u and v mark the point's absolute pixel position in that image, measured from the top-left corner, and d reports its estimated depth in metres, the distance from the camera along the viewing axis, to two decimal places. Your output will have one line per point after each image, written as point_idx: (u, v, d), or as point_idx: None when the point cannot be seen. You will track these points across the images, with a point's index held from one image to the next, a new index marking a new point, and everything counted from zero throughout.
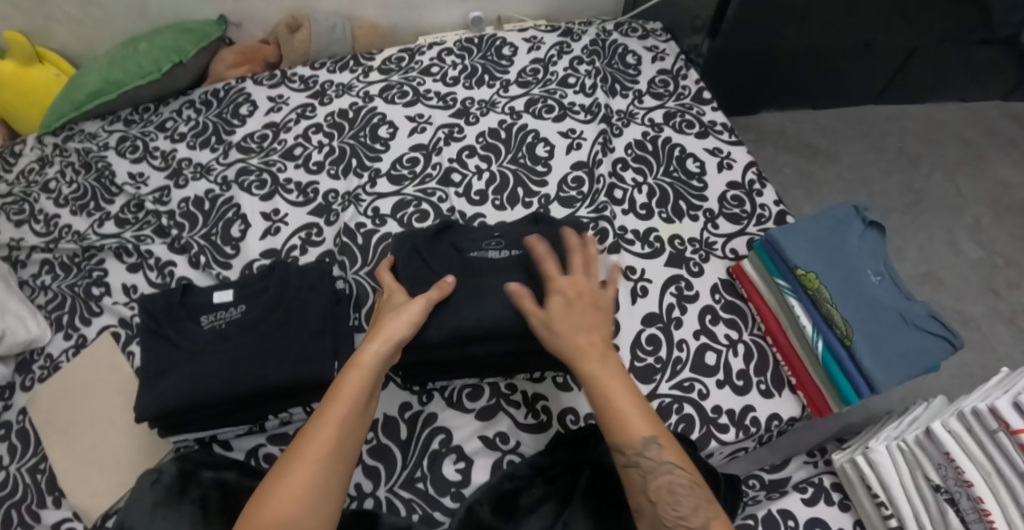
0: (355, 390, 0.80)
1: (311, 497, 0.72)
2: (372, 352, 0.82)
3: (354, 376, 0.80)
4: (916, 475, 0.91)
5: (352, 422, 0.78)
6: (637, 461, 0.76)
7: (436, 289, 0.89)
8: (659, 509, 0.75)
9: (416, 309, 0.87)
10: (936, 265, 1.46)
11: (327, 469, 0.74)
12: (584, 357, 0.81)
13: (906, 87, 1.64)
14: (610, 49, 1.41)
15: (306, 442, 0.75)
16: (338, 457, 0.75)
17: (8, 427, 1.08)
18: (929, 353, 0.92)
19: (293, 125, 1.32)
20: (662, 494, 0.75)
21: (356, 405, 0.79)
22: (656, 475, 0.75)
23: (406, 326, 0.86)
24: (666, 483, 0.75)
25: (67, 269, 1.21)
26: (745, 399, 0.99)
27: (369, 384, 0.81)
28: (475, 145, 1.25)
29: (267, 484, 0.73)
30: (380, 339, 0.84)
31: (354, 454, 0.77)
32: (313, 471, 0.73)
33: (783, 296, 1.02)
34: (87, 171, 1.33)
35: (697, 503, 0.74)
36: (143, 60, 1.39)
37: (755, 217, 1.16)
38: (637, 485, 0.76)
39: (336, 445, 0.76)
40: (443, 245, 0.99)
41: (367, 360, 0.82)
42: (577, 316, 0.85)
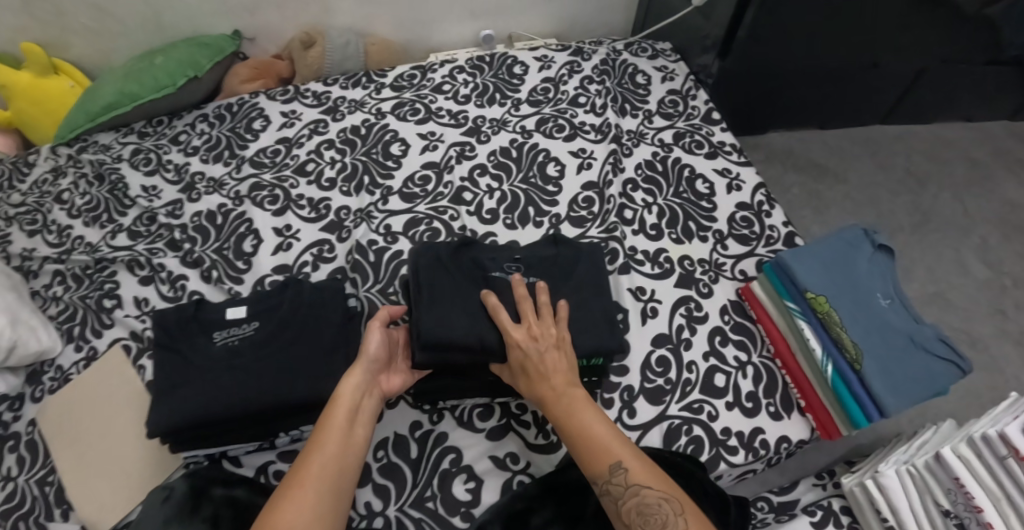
0: (340, 420, 0.83)
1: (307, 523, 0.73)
2: (351, 383, 0.86)
3: (337, 407, 0.84)
4: (926, 500, 0.91)
5: (340, 450, 0.80)
6: (605, 489, 0.79)
7: (383, 312, 0.96)
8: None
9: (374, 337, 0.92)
10: (944, 285, 1.46)
11: (320, 495, 0.75)
12: (551, 401, 0.85)
13: (913, 108, 1.65)
14: (620, 69, 1.43)
15: (298, 472, 0.77)
16: (331, 484, 0.77)
17: (16, 440, 1.08)
18: (940, 377, 0.93)
19: (306, 141, 1.33)
20: (632, 517, 0.76)
21: (342, 434, 0.81)
22: (625, 498, 0.77)
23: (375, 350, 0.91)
24: (634, 505, 0.77)
25: (78, 281, 1.22)
26: (755, 421, 0.99)
27: (351, 413, 0.84)
28: (486, 163, 1.26)
29: (264, 514, 0.73)
30: (359, 369, 0.88)
31: (347, 480, 0.79)
32: (307, 497, 0.75)
33: (792, 319, 1.02)
34: (100, 182, 1.34)
35: (665, 520, 0.75)
36: (158, 73, 1.41)
37: (764, 238, 1.17)
38: (611, 510, 0.79)
39: (329, 471, 0.78)
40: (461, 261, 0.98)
41: (347, 391, 0.85)
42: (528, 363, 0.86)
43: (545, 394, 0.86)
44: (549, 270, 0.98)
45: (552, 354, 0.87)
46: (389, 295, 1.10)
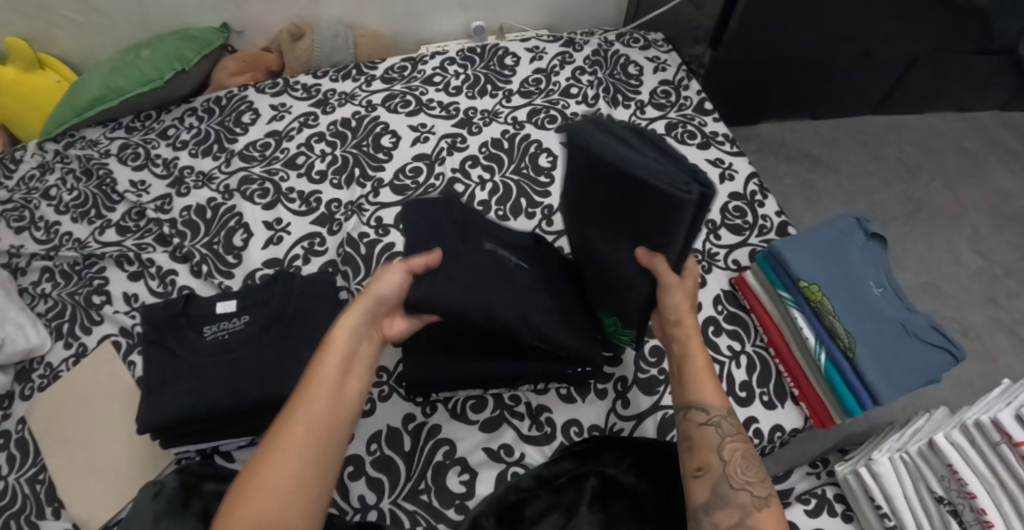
0: (330, 370, 0.79)
1: (292, 484, 0.71)
2: (346, 327, 0.83)
3: (330, 354, 0.80)
4: (919, 487, 0.91)
5: (330, 403, 0.77)
6: (716, 422, 0.81)
7: (422, 257, 0.86)
8: (729, 470, 0.78)
9: (396, 277, 0.85)
10: (936, 275, 1.47)
11: (304, 456, 0.73)
12: (689, 328, 0.86)
13: (904, 98, 1.65)
14: (612, 59, 1.42)
15: (284, 427, 0.74)
16: (319, 440, 0.75)
17: (5, 437, 1.07)
18: (932, 365, 0.93)
19: (296, 134, 1.31)
20: (735, 456, 0.79)
21: (334, 388, 0.78)
22: (732, 439, 0.80)
23: (387, 289, 0.85)
24: (741, 448, 0.80)
25: (66, 277, 1.21)
26: (748, 410, 0.99)
27: (345, 360, 0.81)
28: (478, 155, 1.25)
29: (246, 474, 0.72)
30: (359, 308, 0.84)
31: (335, 439, 0.76)
32: (291, 462, 0.72)
33: (785, 308, 1.02)
34: (88, 178, 1.32)
35: (762, 472, 0.79)
36: (145, 67, 1.39)
37: (757, 228, 1.17)
38: (712, 441, 0.80)
39: (317, 427, 0.75)
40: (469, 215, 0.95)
41: (340, 336, 0.82)
42: (688, 292, 0.87)
43: (688, 318, 0.86)
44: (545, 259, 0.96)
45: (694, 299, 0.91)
46: None
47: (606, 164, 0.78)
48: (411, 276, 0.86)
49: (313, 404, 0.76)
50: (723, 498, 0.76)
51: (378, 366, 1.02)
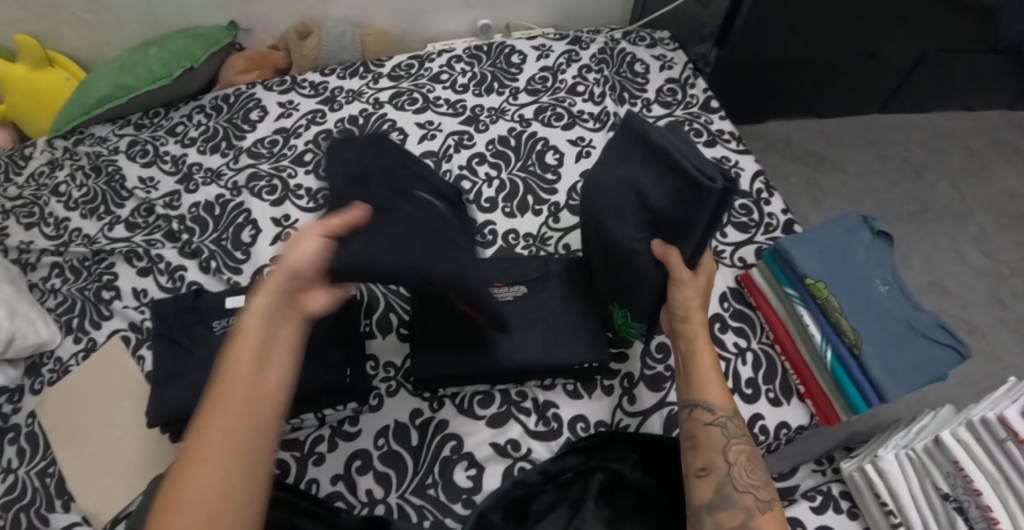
0: (246, 363, 0.70)
1: (218, 497, 0.64)
2: (259, 312, 0.74)
3: (243, 345, 0.71)
4: (925, 483, 0.91)
5: (249, 401, 0.69)
6: (721, 422, 0.81)
7: (339, 217, 0.78)
8: (733, 472, 0.78)
9: (312, 245, 0.76)
10: (942, 274, 1.47)
11: (225, 467, 0.65)
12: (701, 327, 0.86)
13: (911, 97, 1.65)
14: (619, 58, 1.42)
15: (199, 439, 0.66)
16: (236, 449, 0.66)
17: (16, 431, 1.08)
18: (939, 363, 0.93)
19: (303, 131, 1.32)
20: (741, 458, 0.79)
21: (251, 382, 0.70)
22: (738, 440, 0.80)
23: (305, 258, 0.76)
24: (745, 450, 0.80)
25: (75, 272, 1.21)
26: (754, 407, 1.00)
27: (260, 350, 0.72)
28: (485, 152, 1.25)
29: (166, 491, 0.64)
30: (272, 285, 0.75)
31: (260, 437, 0.68)
32: (210, 472, 0.64)
33: (792, 305, 1.02)
34: (97, 174, 1.33)
35: (766, 475, 0.79)
36: (153, 65, 1.40)
37: (763, 225, 1.17)
38: (717, 442, 0.80)
39: (235, 430, 0.67)
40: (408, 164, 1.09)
41: (253, 324, 0.73)
42: (700, 292, 0.87)
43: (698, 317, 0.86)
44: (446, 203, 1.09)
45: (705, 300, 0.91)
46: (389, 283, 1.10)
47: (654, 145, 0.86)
48: (330, 241, 0.78)
49: (229, 407, 0.68)
50: (725, 499, 0.76)
51: (386, 361, 1.03)
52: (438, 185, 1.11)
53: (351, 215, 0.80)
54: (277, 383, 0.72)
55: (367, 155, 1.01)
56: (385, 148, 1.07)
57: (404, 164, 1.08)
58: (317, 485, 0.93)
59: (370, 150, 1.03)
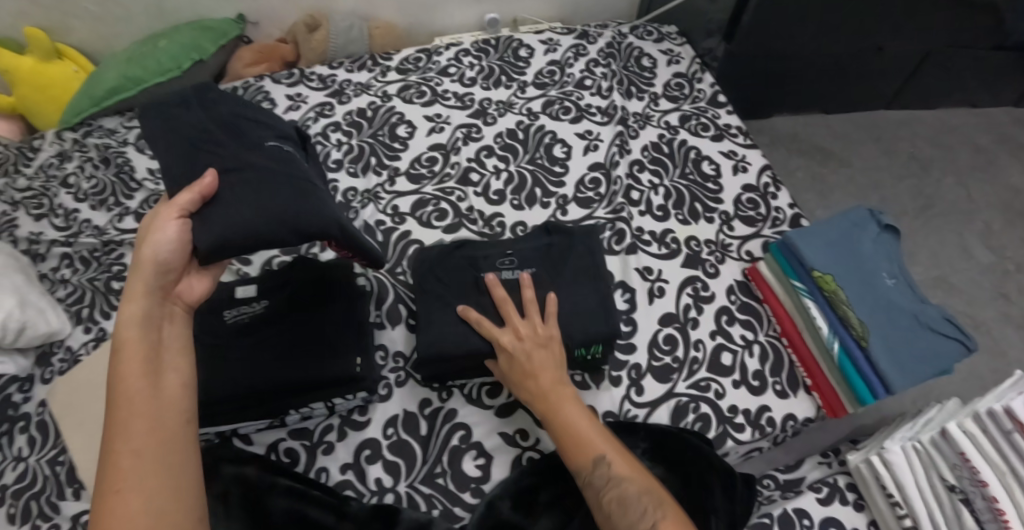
0: (136, 367, 0.74)
1: (150, 498, 0.67)
2: (133, 319, 0.77)
3: (128, 353, 0.75)
4: (931, 475, 0.91)
5: (151, 398, 0.73)
6: (586, 484, 0.78)
7: (188, 193, 0.83)
8: (612, 523, 0.75)
9: (172, 226, 0.81)
10: (948, 269, 1.47)
11: (145, 471, 0.68)
12: (542, 401, 0.85)
13: (918, 93, 1.65)
14: (626, 52, 1.43)
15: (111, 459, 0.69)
16: (148, 446, 0.70)
17: (26, 420, 1.09)
18: (946, 356, 0.93)
19: (312, 123, 1.32)
20: (612, 507, 0.76)
21: (147, 391, 0.73)
22: (605, 491, 0.77)
23: (165, 247, 0.81)
24: (617, 496, 0.76)
25: (85, 263, 1.22)
26: (761, 399, 1.00)
27: (148, 352, 0.76)
28: (493, 145, 1.26)
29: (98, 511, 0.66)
30: (142, 283, 0.79)
31: (176, 431, 0.73)
32: (135, 481, 0.68)
33: (799, 298, 1.03)
34: (106, 166, 1.34)
35: (648, 506, 0.75)
36: (161, 56, 1.41)
37: (770, 219, 1.18)
38: (593, 502, 0.78)
39: (149, 429, 0.71)
40: (237, 114, 0.95)
41: (129, 330, 0.77)
42: (522, 368, 0.87)
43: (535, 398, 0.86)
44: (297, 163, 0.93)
45: (539, 355, 0.88)
46: (398, 275, 1.11)
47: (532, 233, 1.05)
48: (187, 219, 0.83)
49: (130, 412, 0.72)
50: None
51: (396, 351, 1.03)
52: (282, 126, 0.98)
53: (199, 186, 0.84)
54: (175, 380, 0.76)
55: (195, 117, 0.93)
56: (213, 98, 0.96)
57: (234, 112, 0.95)
58: (326, 474, 0.93)
59: (199, 106, 0.94)
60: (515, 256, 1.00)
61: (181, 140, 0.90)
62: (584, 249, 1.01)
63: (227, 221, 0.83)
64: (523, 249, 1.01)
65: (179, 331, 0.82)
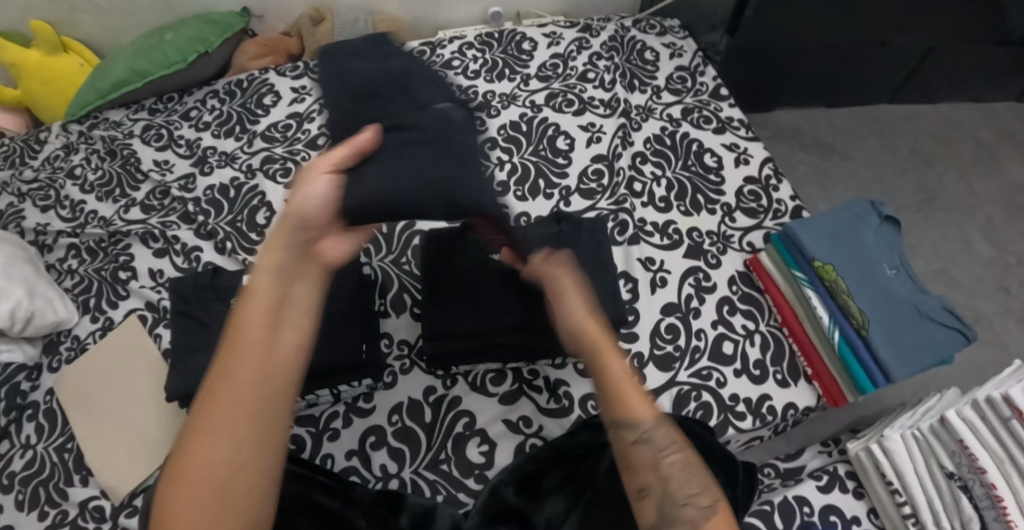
0: (258, 326, 0.69)
1: (225, 476, 0.64)
2: (268, 269, 0.72)
3: (253, 308, 0.70)
4: (930, 463, 0.92)
5: (262, 361, 0.68)
6: (647, 436, 0.74)
7: (348, 145, 0.77)
8: (670, 487, 0.71)
9: (320, 179, 0.75)
10: (950, 262, 1.48)
11: (233, 440, 0.65)
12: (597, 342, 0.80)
13: (921, 88, 1.66)
14: (629, 46, 1.43)
15: (204, 411, 0.66)
16: (236, 421, 0.65)
17: (34, 408, 1.10)
18: (946, 345, 0.94)
19: (317, 116, 1.34)
20: (674, 470, 0.72)
21: (262, 352, 0.68)
22: (668, 451, 0.73)
23: (311, 201, 0.74)
24: (678, 459, 0.73)
25: (93, 254, 1.23)
26: (762, 388, 1.01)
27: (272, 309, 0.71)
28: (496, 137, 1.27)
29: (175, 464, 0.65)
30: (285, 236, 0.74)
31: (274, 407, 0.68)
32: (216, 447, 0.64)
33: (799, 288, 1.04)
34: (112, 158, 1.35)
35: (706, 483, 0.71)
36: (169, 49, 1.42)
37: (772, 211, 1.18)
38: (646, 459, 0.73)
39: (242, 394, 0.66)
40: (408, 71, 0.89)
41: (264, 283, 0.72)
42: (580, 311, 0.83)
43: (585, 321, 0.82)
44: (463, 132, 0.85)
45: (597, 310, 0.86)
46: (402, 264, 1.11)
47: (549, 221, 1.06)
48: (339, 174, 0.77)
49: (237, 371, 0.67)
50: (668, 517, 0.69)
51: (400, 339, 1.04)
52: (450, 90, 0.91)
53: (356, 141, 0.77)
54: (289, 344, 0.70)
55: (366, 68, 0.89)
56: (388, 53, 0.92)
57: (409, 70, 0.89)
58: (332, 460, 0.94)
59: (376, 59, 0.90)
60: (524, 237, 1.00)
61: (343, 86, 0.87)
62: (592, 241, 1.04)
63: (384, 175, 0.77)
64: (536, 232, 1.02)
65: (310, 289, 0.75)
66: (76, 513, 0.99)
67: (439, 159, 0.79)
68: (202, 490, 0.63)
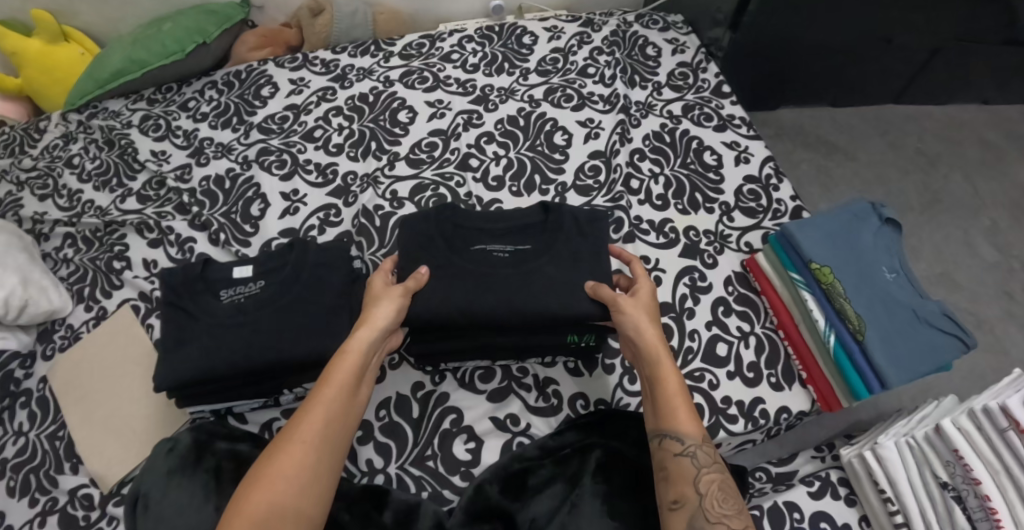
0: (346, 375, 0.84)
1: (300, 483, 0.76)
2: (360, 338, 0.86)
3: (346, 361, 0.85)
4: (924, 472, 0.91)
5: (342, 410, 0.82)
6: (691, 452, 0.80)
7: (413, 280, 0.90)
8: (705, 503, 0.78)
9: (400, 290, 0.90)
10: (953, 266, 1.45)
11: (311, 458, 0.77)
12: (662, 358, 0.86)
13: (930, 85, 1.62)
14: (631, 41, 1.41)
15: (296, 426, 0.79)
16: (312, 460, 0.77)
17: (27, 395, 1.10)
18: (944, 351, 0.92)
19: (314, 108, 1.33)
20: (712, 488, 0.78)
21: (346, 395, 0.83)
22: (709, 470, 0.79)
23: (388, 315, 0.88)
24: (718, 479, 0.79)
25: (88, 243, 1.23)
26: (755, 391, 0.99)
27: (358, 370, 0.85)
28: (494, 131, 1.26)
29: (261, 465, 0.76)
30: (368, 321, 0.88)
31: (342, 440, 0.82)
32: (300, 459, 0.77)
33: (797, 291, 1.02)
34: (110, 147, 1.35)
35: (739, 507, 0.78)
36: (166, 39, 1.41)
37: (771, 211, 1.17)
38: (688, 472, 0.79)
39: (319, 434, 0.79)
40: (468, 224, 0.98)
41: (356, 348, 0.86)
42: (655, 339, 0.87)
43: (653, 336, 0.87)
44: (544, 276, 0.91)
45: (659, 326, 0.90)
46: None
47: (534, 213, 0.99)
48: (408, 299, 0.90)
49: (328, 403, 0.81)
50: None
51: None
52: (511, 223, 0.97)
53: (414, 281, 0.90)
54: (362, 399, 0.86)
55: (431, 232, 0.96)
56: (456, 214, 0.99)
57: (463, 224, 0.97)
58: None
59: (444, 222, 0.97)
60: (508, 233, 0.97)
61: (411, 254, 0.94)
62: (579, 229, 0.96)
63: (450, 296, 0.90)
64: (518, 225, 0.97)
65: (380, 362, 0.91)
66: (65, 501, 0.99)
67: (499, 301, 0.89)
68: (277, 493, 0.74)
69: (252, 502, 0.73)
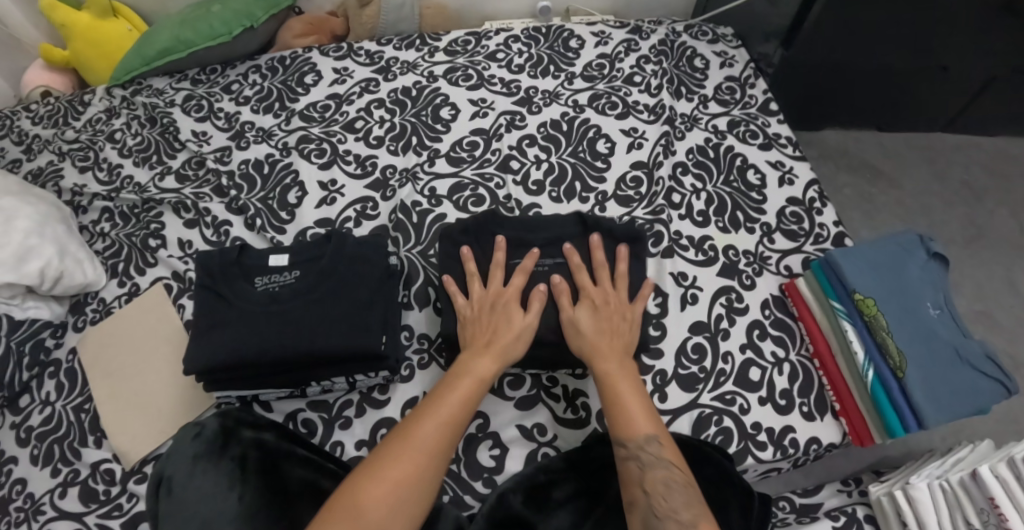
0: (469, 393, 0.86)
1: (412, 485, 0.76)
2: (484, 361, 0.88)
3: (469, 380, 0.87)
4: (956, 516, 0.88)
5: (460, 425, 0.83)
6: (635, 454, 0.81)
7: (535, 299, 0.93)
8: (652, 500, 0.77)
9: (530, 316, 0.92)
10: (993, 304, 1.41)
11: (427, 463, 0.78)
12: (602, 361, 0.88)
13: (983, 116, 1.57)
14: (678, 51, 1.39)
15: (417, 429, 0.81)
16: (427, 466, 0.78)
17: (56, 366, 1.11)
18: (984, 394, 0.90)
19: (356, 98, 1.32)
20: (656, 486, 0.78)
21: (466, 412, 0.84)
22: (652, 469, 0.79)
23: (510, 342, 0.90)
24: (660, 477, 0.79)
25: (125, 219, 1.24)
26: (786, 419, 0.97)
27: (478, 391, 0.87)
28: (536, 134, 1.24)
29: (378, 458, 0.78)
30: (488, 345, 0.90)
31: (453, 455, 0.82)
32: (417, 461, 0.78)
33: (837, 320, 1.00)
34: (152, 125, 1.36)
35: (689, 502, 0.77)
36: (213, 21, 1.41)
37: (813, 235, 1.14)
38: (632, 473, 0.80)
39: (439, 444, 0.80)
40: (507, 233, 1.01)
41: (482, 370, 0.88)
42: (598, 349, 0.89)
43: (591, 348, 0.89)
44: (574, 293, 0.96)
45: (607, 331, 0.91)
46: (429, 257, 1.10)
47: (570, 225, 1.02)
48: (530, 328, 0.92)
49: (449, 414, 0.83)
50: None
51: (420, 333, 1.04)
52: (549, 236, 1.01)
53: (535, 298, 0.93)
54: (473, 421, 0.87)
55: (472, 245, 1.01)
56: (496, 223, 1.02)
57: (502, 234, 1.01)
58: (341, 447, 0.96)
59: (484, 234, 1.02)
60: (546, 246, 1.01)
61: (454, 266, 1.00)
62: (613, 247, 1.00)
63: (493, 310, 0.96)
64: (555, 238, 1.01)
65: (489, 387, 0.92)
66: (87, 474, 1.00)
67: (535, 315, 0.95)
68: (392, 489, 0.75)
69: (365, 494, 0.74)
